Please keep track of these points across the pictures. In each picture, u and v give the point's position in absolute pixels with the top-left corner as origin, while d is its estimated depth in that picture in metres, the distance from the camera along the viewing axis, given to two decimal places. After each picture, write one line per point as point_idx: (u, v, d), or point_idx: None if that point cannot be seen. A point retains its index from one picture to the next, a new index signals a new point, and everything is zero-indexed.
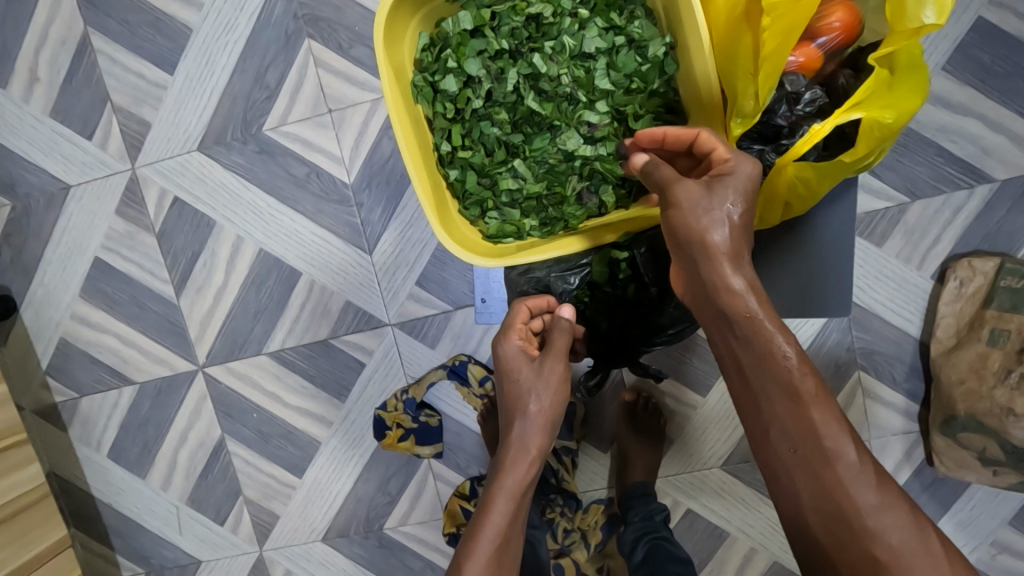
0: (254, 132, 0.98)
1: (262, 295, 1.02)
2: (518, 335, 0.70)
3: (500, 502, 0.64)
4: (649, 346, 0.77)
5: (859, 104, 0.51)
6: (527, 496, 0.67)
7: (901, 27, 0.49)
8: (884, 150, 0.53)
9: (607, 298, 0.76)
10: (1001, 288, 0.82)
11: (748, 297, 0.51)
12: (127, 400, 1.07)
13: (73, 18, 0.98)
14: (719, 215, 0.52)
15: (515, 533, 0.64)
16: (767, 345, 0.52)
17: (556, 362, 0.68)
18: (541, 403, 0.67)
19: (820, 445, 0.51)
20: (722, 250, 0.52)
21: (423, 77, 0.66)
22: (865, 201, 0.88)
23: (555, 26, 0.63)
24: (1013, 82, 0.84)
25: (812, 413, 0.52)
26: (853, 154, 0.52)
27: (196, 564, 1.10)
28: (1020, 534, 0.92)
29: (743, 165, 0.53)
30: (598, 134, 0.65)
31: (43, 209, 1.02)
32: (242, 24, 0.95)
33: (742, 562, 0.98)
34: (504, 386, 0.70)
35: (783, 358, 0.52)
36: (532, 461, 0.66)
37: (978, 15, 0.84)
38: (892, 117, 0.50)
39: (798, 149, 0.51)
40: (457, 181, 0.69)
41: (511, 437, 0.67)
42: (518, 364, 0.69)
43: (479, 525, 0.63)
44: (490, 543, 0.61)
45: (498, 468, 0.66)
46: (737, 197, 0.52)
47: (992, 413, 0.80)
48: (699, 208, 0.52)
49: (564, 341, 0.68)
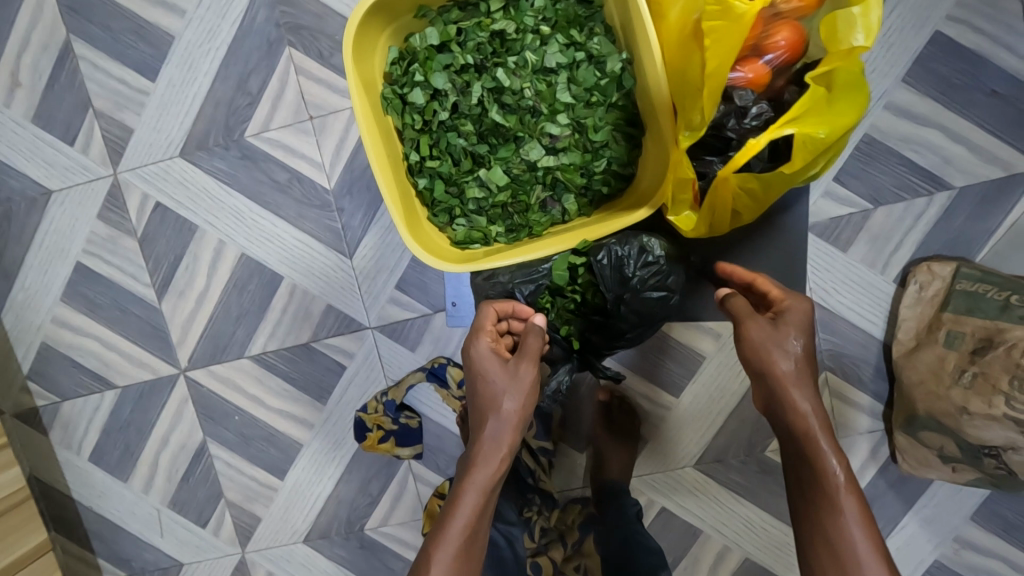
0: (236, 138, 0.99)
1: (244, 298, 1.03)
2: (488, 336, 0.71)
3: (468, 496, 0.65)
4: (611, 348, 0.78)
5: (794, 120, 0.54)
6: (496, 493, 0.68)
7: (834, 47, 0.53)
8: (822, 161, 0.57)
9: (568, 305, 0.76)
10: (958, 291, 0.84)
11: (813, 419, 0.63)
12: (109, 403, 1.08)
13: (56, 24, 0.99)
14: (784, 347, 0.64)
15: (481, 527, 0.66)
16: (820, 465, 0.62)
17: (529, 365, 0.69)
18: (515, 403, 0.68)
19: (842, 543, 0.60)
20: (795, 381, 0.64)
21: (393, 89, 0.69)
22: (831, 208, 0.91)
23: (518, 42, 0.66)
24: (971, 95, 0.88)
25: (845, 522, 0.60)
26: (791, 166, 0.56)
27: (179, 566, 1.11)
28: (981, 529, 0.96)
29: (804, 305, 0.67)
30: (559, 144, 0.67)
31: (25, 212, 1.03)
32: (224, 31, 0.97)
33: (716, 559, 1.01)
34: (475, 384, 0.70)
35: (827, 479, 0.62)
36: (502, 461, 0.67)
37: (936, 29, 0.87)
38: (824, 133, 0.53)
39: (737, 161, 0.54)
40: (426, 189, 0.71)
41: (482, 437, 0.68)
42: (490, 366, 0.70)
43: (452, 510, 0.65)
44: (460, 528, 0.64)
45: (469, 463, 0.67)
46: (799, 333, 0.65)
47: (949, 412, 0.81)
48: (772, 341, 0.65)
49: (539, 345, 0.70)
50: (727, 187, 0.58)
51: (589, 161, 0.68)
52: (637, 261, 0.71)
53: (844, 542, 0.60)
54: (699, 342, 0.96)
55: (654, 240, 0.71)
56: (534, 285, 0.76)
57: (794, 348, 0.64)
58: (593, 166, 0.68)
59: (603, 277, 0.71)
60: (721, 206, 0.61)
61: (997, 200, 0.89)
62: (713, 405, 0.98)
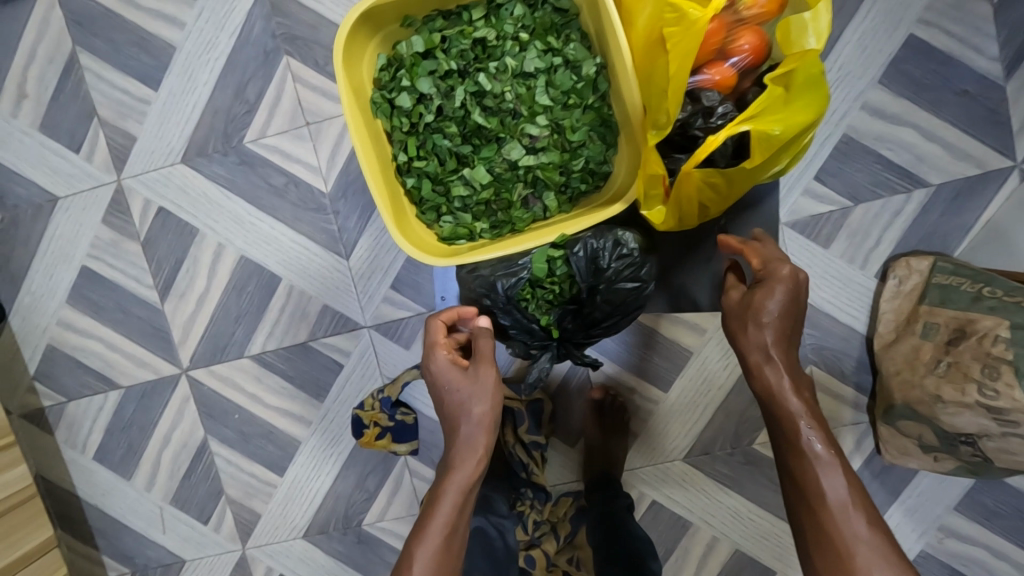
0: (235, 144, 1.03)
1: (243, 299, 1.06)
2: (445, 349, 0.75)
3: (448, 496, 0.69)
4: (588, 338, 0.80)
5: (751, 117, 0.57)
6: (476, 489, 0.72)
7: (789, 51, 0.58)
8: (779, 157, 0.61)
9: (547, 296, 0.77)
10: (933, 284, 0.87)
11: (780, 380, 0.67)
12: (113, 403, 1.11)
13: (61, 37, 1.02)
14: (754, 311, 0.68)
15: (463, 522, 0.70)
16: (788, 419, 0.66)
17: (488, 368, 0.73)
18: (482, 405, 0.72)
19: (808, 485, 0.65)
20: (764, 345, 0.67)
21: (381, 94, 0.71)
22: (811, 205, 0.93)
23: (498, 48, 0.69)
24: (943, 95, 0.91)
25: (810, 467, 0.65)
26: (751, 162, 0.59)
27: (180, 563, 1.14)
28: (964, 518, 0.98)
29: (784, 269, 0.68)
30: (538, 144, 0.70)
31: (31, 218, 1.06)
32: (223, 42, 1.00)
33: (705, 550, 1.03)
34: (440, 395, 0.74)
35: (793, 433, 0.66)
36: (478, 462, 0.71)
37: (909, 33, 0.90)
38: (779, 130, 0.57)
39: (697, 156, 0.58)
40: (413, 188, 0.74)
41: (456, 441, 0.72)
42: (452, 376, 0.73)
43: (432, 511, 0.69)
44: (442, 526, 0.68)
45: (447, 466, 0.72)
46: (775, 297, 0.67)
47: (924, 401, 0.84)
48: (744, 308, 0.69)
49: (493, 350, 0.74)
50: (691, 181, 0.60)
51: (568, 160, 0.71)
52: (612, 253, 0.73)
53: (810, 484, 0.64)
54: (685, 337, 0.99)
55: (628, 233, 0.73)
56: (515, 278, 0.75)
57: (766, 312, 0.67)
58: (572, 165, 0.72)
59: (579, 269, 0.73)
60: (688, 200, 0.63)
61: (972, 196, 0.92)
62: (699, 398, 1.01)
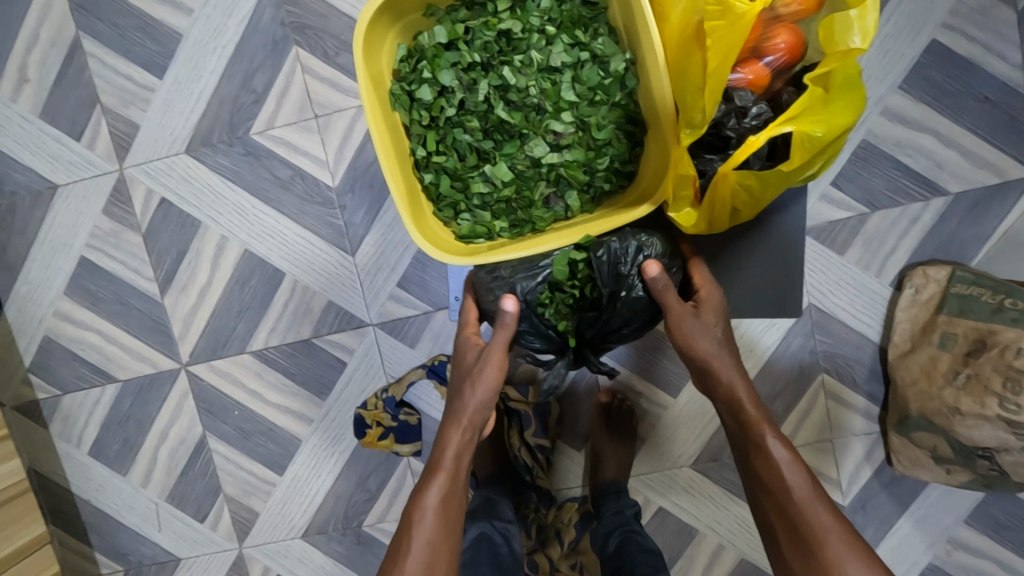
0: (240, 135, 1.00)
1: (246, 293, 1.04)
2: (470, 330, 0.78)
3: (438, 468, 0.71)
4: (604, 344, 0.77)
5: (792, 119, 0.57)
6: (467, 466, 0.72)
7: (832, 49, 0.57)
8: (820, 160, 0.60)
9: (566, 300, 0.75)
10: (952, 294, 0.85)
11: (732, 388, 0.70)
12: (109, 397, 1.08)
13: (63, 21, 1.00)
14: (703, 325, 0.71)
15: (452, 497, 0.70)
16: (748, 424, 0.69)
17: (493, 348, 0.73)
18: (481, 380, 0.72)
19: (775, 482, 0.66)
20: (714, 355, 0.70)
21: (401, 86, 0.70)
22: (827, 211, 0.92)
23: (524, 41, 0.68)
24: (965, 101, 0.89)
25: (776, 463, 0.67)
26: (790, 164, 0.59)
27: (175, 561, 1.12)
28: (973, 531, 0.97)
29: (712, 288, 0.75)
30: (563, 141, 0.69)
31: (30, 206, 1.03)
32: (230, 30, 0.98)
33: (710, 558, 1.02)
34: (456, 372, 0.77)
35: (761, 439, 0.68)
36: (464, 431, 0.72)
37: (931, 37, 0.88)
38: (821, 132, 0.57)
39: (737, 157, 0.57)
40: (431, 184, 0.73)
41: (451, 411, 0.74)
42: (468, 354, 0.76)
43: (425, 482, 0.70)
44: (430, 496, 0.69)
45: (440, 437, 0.73)
46: (716, 313, 0.72)
47: (940, 412, 0.83)
48: (692, 320, 0.71)
49: (507, 335, 0.72)
50: (726, 183, 0.60)
51: (592, 158, 0.70)
52: (632, 257, 0.72)
53: (778, 482, 0.66)
54: None
55: (652, 239, 0.73)
56: (536, 281, 0.74)
57: (711, 328, 0.71)
58: (596, 164, 0.70)
59: (601, 272, 0.71)
60: (721, 203, 0.63)
61: (990, 204, 0.90)
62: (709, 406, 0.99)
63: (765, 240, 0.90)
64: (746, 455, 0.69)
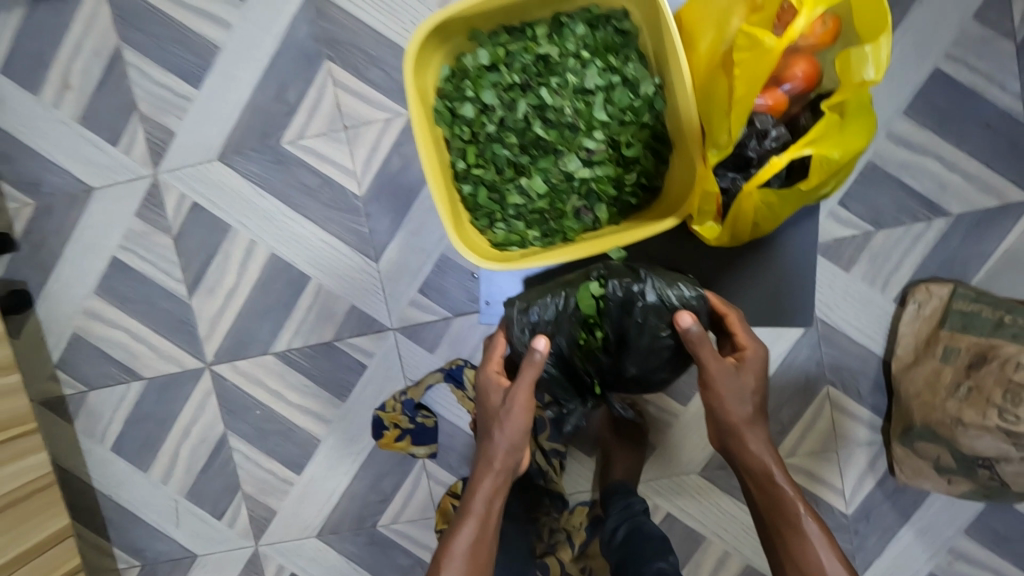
0: (271, 144, 1.04)
1: (271, 296, 1.07)
2: (494, 367, 0.81)
3: (472, 511, 0.76)
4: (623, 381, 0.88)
5: (812, 142, 0.61)
6: (499, 505, 0.78)
7: (849, 80, 0.61)
8: (837, 179, 0.64)
9: (596, 342, 0.83)
10: (954, 310, 0.89)
11: (767, 460, 0.76)
12: (134, 394, 1.11)
13: (106, 32, 1.04)
14: (742, 393, 0.75)
15: (485, 536, 0.76)
16: (779, 494, 0.75)
17: (520, 390, 0.76)
18: (509, 423, 0.76)
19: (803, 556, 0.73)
20: (747, 423, 0.76)
21: (444, 103, 0.75)
22: (834, 228, 0.96)
23: (560, 65, 0.72)
24: (966, 127, 0.94)
25: (805, 537, 0.73)
26: (809, 183, 0.63)
27: (191, 558, 1.14)
28: (973, 542, 0.99)
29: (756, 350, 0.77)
30: (595, 158, 0.73)
31: (65, 208, 1.07)
32: (266, 44, 1.03)
33: (717, 564, 1.04)
34: (483, 409, 0.81)
35: (796, 517, 0.74)
36: (496, 474, 0.77)
37: (935, 65, 0.93)
38: (839, 154, 0.61)
39: (760, 177, 0.61)
40: (469, 195, 0.77)
41: (480, 452, 0.79)
42: (493, 393, 0.79)
43: (459, 524, 0.77)
44: (465, 538, 0.75)
45: (473, 479, 0.78)
46: (755, 378, 0.76)
47: (944, 423, 0.86)
48: (730, 388, 0.75)
49: (535, 373, 0.75)
50: (750, 200, 0.64)
51: (621, 174, 0.75)
52: (649, 303, 0.78)
53: (808, 556, 0.72)
54: None
55: (678, 285, 0.78)
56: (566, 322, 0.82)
57: (749, 396, 0.75)
58: (625, 178, 0.75)
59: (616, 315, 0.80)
60: (743, 218, 0.67)
61: (991, 226, 0.94)
62: None
63: (776, 255, 0.94)
64: (777, 525, 0.75)
